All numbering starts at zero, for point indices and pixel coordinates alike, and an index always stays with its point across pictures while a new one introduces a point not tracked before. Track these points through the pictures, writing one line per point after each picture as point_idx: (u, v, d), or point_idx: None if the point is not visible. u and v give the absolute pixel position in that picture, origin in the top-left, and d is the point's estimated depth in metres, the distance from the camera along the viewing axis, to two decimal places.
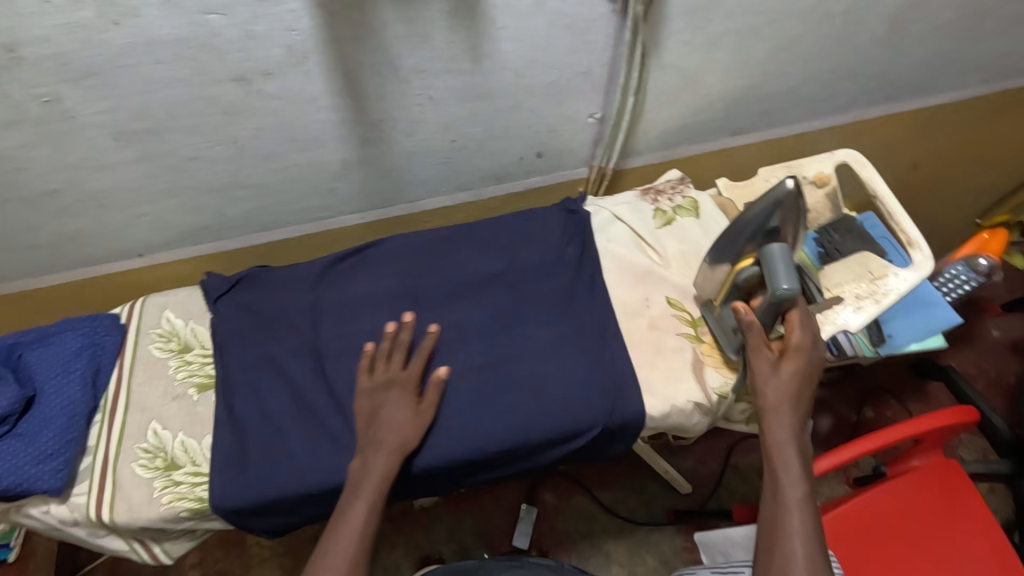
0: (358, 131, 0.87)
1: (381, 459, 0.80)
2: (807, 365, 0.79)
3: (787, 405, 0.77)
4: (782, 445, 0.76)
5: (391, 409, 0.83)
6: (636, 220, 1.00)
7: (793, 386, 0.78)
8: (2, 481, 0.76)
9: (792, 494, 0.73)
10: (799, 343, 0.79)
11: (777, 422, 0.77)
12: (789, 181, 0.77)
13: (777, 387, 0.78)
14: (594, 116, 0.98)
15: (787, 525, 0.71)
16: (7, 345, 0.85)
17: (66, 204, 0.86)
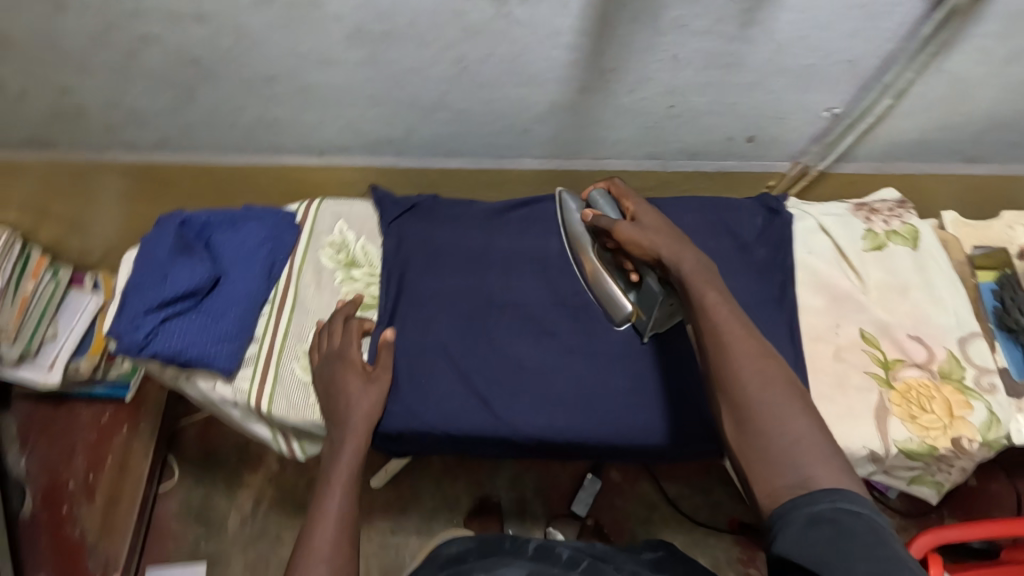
0: (583, 77, 0.81)
1: (349, 451, 0.74)
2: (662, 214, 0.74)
3: (674, 238, 0.69)
4: (689, 269, 0.65)
5: (348, 381, 0.79)
6: (845, 236, 0.90)
7: (669, 229, 0.71)
8: (184, 351, 0.79)
9: (726, 307, 0.61)
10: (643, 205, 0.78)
11: (678, 250, 0.67)
12: (558, 190, 0.91)
13: (650, 236, 0.69)
14: (831, 111, 0.87)
15: (733, 358, 0.58)
16: (201, 222, 0.88)
17: (277, 92, 0.85)
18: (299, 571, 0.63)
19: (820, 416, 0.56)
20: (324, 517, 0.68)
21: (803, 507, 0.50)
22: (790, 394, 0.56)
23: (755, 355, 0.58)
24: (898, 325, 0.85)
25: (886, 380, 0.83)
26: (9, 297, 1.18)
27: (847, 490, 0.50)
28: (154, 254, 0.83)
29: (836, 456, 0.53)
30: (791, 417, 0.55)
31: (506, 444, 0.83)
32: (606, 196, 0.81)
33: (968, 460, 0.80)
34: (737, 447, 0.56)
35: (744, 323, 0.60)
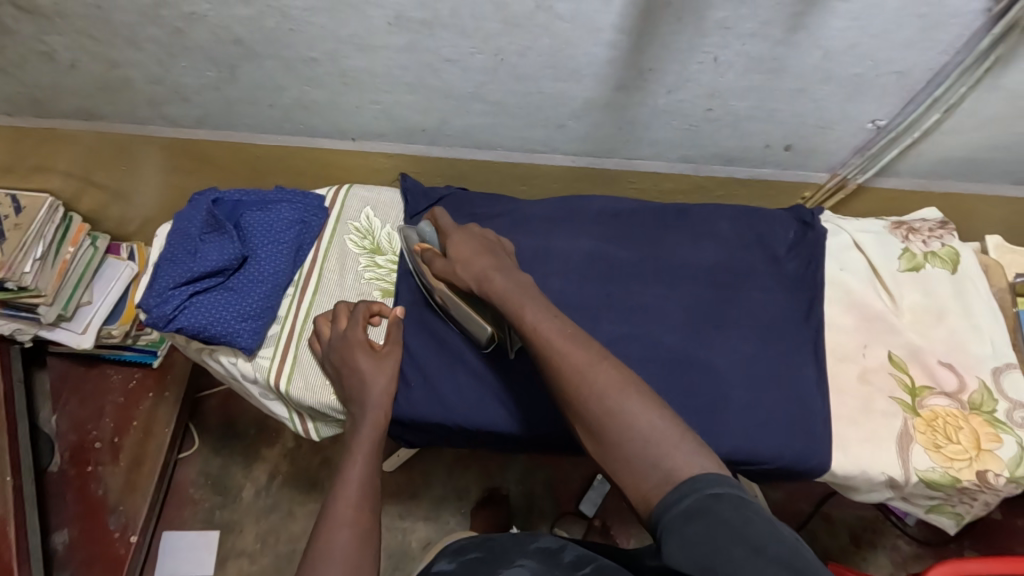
0: (622, 75, 0.79)
1: (369, 423, 0.76)
2: (487, 242, 0.81)
3: (497, 268, 0.75)
4: (513, 298, 0.71)
5: (360, 356, 0.79)
6: (879, 254, 0.87)
7: (495, 258, 0.77)
8: (207, 326, 0.81)
9: (552, 329, 0.66)
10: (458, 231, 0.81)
11: (499, 282, 0.73)
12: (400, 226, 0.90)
13: (476, 267, 0.76)
14: (876, 123, 0.84)
15: (572, 376, 0.62)
16: (233, 201, 0.89)
17: (315, 75, 0.86)
18: (324, 532, 0.65)
19: (665, 407, 0.60)
20: (345, 482, 0.70)
21: (673, 507, 0.52)
22: (632, 394, 0.60)
23: (595, 371, 0.62)
24: (930, 350, 0.82)
25: (911, 407, 0.80)
26: (49, 262, 1.21)
27: (702, 472, 0.53)
28: (187, 230, 0.85)
29: (688, 438, 0.57)
30: (639, 416, 0.59)
31: (520, 440, 0.84)
32: (430, 226, 0.87)
33: (992, 494, 0.77)
34: (603, 462, 0.60)
35: (574, 342, 0.64)
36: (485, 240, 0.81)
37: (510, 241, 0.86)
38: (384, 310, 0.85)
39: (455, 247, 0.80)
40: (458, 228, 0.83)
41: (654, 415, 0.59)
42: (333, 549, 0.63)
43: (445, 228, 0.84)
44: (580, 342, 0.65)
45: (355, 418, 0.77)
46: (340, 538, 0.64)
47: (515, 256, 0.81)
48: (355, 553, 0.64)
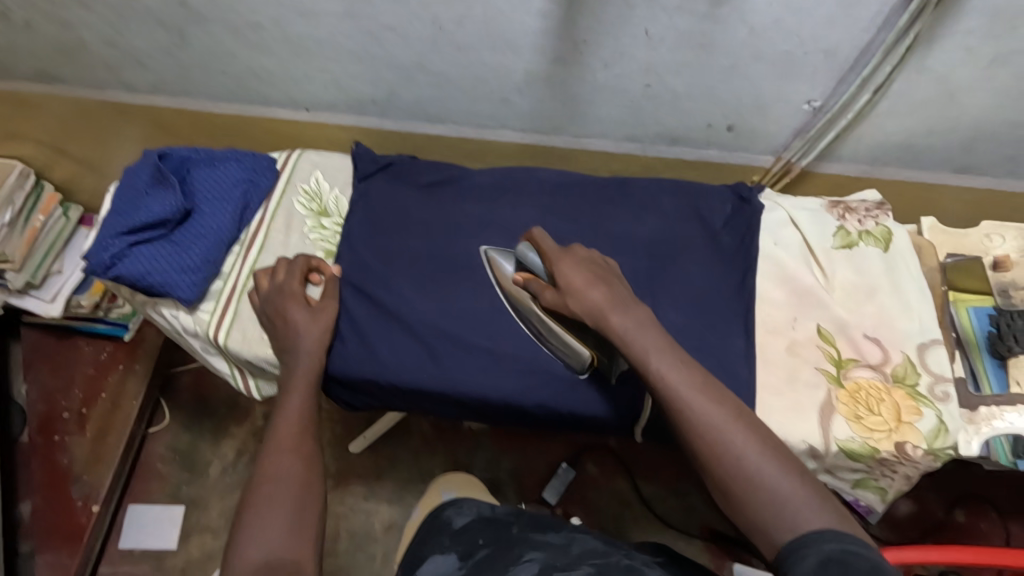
0: (557, 48, 0.81)
1: (303, 369, 0.78)
2: (596, 267, 0.72)
3: (613, 304, 0.67)
4: (638, 341, 0.63)
5: (293, 307, 0.80)
6: (813, 231, 0.89)
7: (611, 290, 0.69)
8: (148, 277, 0.83)
9: (682, 377, 0.60)
10: (565, 258, 0.73)
11: (618, 321, 0.65)
12: (482, 248, 0.88)
13: (589, 302, 0.68)
14: (812, 104, 0.86)
15: (703, 427, 0.57)
16: (181, 157, 0.91)
17: (264, 40, 0.88)
18: (268, 461, 0.67)
19: (789, 458, 0.57)
20: (286, 416, 0.72)
21: (812, 547, 0.50)
22: (758, 447, 0.57)
23: (731, 427, 0.57)
24: (856, 325, 0.84)
25: (837, 378, 0.81)
26: (18, 229, 1.23)
27: (830, 531, 0.51)
28: (133, 183, 0.87)
29: (826, 503, 0.54)
30: (769, 472, 0.55)
31: (452, 401, 0.85)
32: (530, 248, 0.80)
33: (912, 467, 0.78)
34: (730, 516, 0.57)
35: (708, 392, 0.59)
36: (590, 263, 0.73)
37: (613, 260, 0.77)
38: (323, 268, 0.87)
39: (564, 272, 0.71)
40: (561, 250, 0.75)
41: (790, 474, 0.55)
42: (277, 475, 0.65)
43: (548, 252, 0.76)
44: (710, 391, 0.60)
45: (287, 363, 0.78)
46: (282, 464, 0.66)
47: (625, 283, 0.73)
48: (298, 480, 0.66)
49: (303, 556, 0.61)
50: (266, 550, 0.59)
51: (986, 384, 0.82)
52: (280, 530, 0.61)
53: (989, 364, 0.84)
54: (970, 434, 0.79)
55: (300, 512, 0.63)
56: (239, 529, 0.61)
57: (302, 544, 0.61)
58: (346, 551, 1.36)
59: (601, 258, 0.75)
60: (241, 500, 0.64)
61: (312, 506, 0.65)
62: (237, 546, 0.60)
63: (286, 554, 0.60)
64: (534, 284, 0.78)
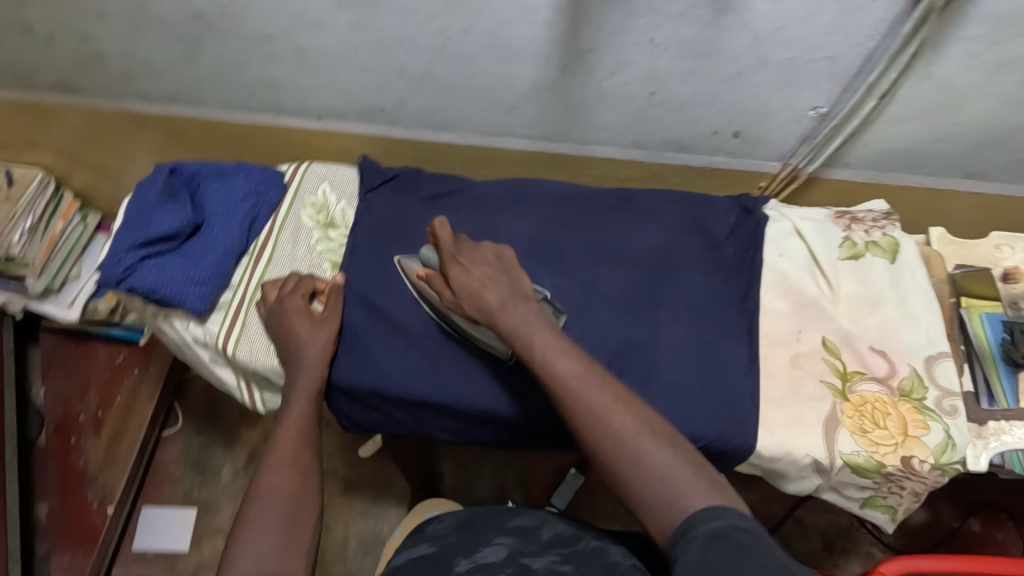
0: (563, 56, 0.83)
1: (306, 378, 0.79)
2: (490, 265, 0.76)
3: (505, 304, 0.71)
4: (526, 338, 0.68)
5: (298, 322, 0.82)
6: (819, 243, 0.88)
7: (504, 288, 0.73)
8: (159, 289, 0.84)
9: (567, 369, 0.64)
10: (460, 259, 0.76)
11: (509, 321, 0.69)
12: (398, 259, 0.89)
13: (482, 302, 0.72)
14: (817, 110, 0.86)
15: (589, 413, 0.61)
16: (191, 172, 0.94)
17: (276, 51, 0.90)
18: (266, 472, 0.69)
19: (676, 441, 0.60)
20: (286, 429, 0.74)
21: (700, 525, 0.53)
22: (641, 428, 0.60)
23: (613, 413, 0.61)
24: (861, 337, 0.83)
25: (842, 392, 0.80)
26: (38, 235, 1.25)
27: (712, 508, 0.54)
28: (146, 197, 0.89)
29: (704, 475, 0.58)
30: (650, 453, 0.59)
31: (453, 413, 0.85)
32: (431, 248, 0.83)
33: (918, 482, 0.78)
34: (626, 500, 0.60)
35: (589, 382, 0.63)
36: (485, 263, 0.76)
37: (511, 249, 0.79)
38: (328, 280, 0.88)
39: (457, 273, 0.75)
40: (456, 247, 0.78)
41: (673, 452, 0.59)
42: (273, 487, 0.67)
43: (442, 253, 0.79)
44: (593, 380, 0.63)
45: (291, 376, 0.80)
46: (278, 476, 0.68)
47: (523, 277, 0.76)
48: (292, 491, 0.68)
49: (292, 571, 0.62)
50: (254, 565, 0.61)
51: (1002, 398, 0.81)
52: (271, 544, 0.63)
53: (1005, 377, 0.82)
54: (978, 449, 0.78)
55: (293, 523, 0.65)
56: (232, 544, 0.63)
57: (293, 558, 0.63)
58: (355, 556, 1.37)
59: (501, 253, 0.77)
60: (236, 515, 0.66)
61: (307, 518, 0.67)
62: (228, 561, 0.62)
63: (274, 569, 0.61)
64: (433, 281, 0.79)
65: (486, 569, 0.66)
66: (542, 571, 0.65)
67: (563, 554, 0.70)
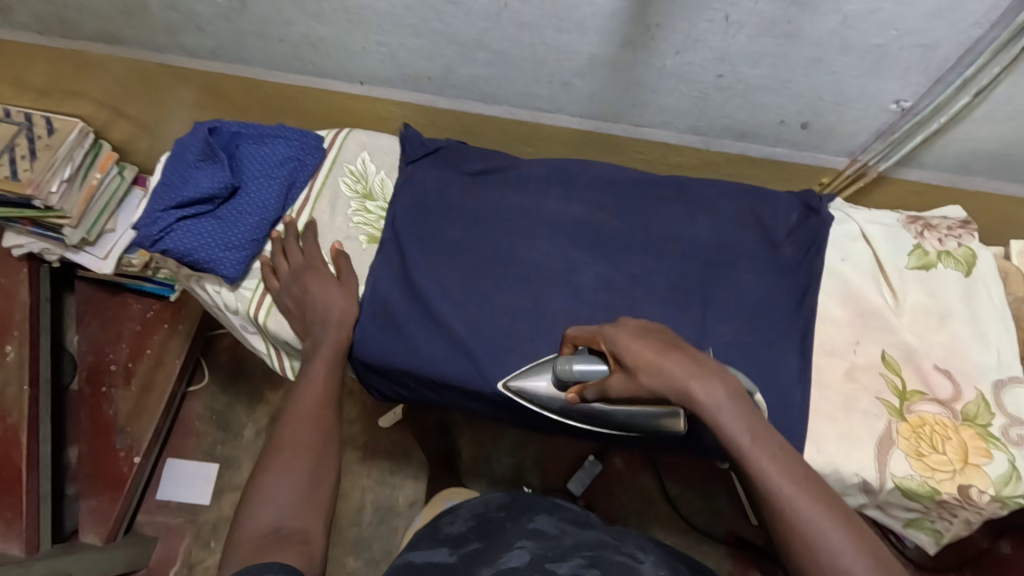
0: (628, 30, 0.77)
1: (328, 339, 0.79)
2: (661, 334, 0.61)
3: (697, 374, 0.55)
4: (729, 430, 0.53)
5: (315, 284, 0.82)
6: (887, 248, 0.82)
7: (693, 358, 0.57)
8: (193, 253, 0.82)
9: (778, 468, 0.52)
10: (628, 340, 0.61)
11: (702, 392, 0.54)
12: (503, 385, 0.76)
13: (669, 378, 0.55)
14: (901, 104, 0.79)
15: (795, 515, 0.50)
16: (230, 132, 0.91)
17: (322, 9, 0.86)
18: (288, 424, 0.68)
19: (899, 568, 0.49)
20: (310, 385, 0.73)
21: None
22: (842, 531, 0.50)
23: (805, 508, 0.50)
24: (925, 354, 0.77)
25: (899, 410, 0.75)
26: (76, 184, 1.24)
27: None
28: (183, 155, 0.87)
29: None
30: (856, 564, 0.48)
31: (482, 397, 0.83)
32: (573, 358, 0.67)
33: (974, 513, 0.73)
34: None
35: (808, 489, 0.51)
36: (650, 329, 0.62)
37: (668, 319, 0.66)
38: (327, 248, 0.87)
39: (628, 346, 0.60)
40: (611, 325, 0.66)
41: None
42: (295, 439, 0.66)
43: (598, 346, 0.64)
44: (793, 472, 0.52)
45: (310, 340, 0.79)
46: (300, 428, 0.67)
47: (694, 344, 0.62)
48: (316, 443, 0.66)
49: (311, 525, 0.59)
50: (276, 517, 0.58)
51: None
52: (290, 498, 0.60)
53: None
54: None
55: (315, 476, 0.63)
56: (250, 493, 0.60)
57: (312, 512, 0.60)
58: (370, 524, 1.38)
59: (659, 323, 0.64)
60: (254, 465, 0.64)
61: (327, 473, 0.65)
62: (247, 511, 0.59)
63: (294, 522, 0.58)
64: (591, 400, 0.65)
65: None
66: None
67: (588, 559, 0.65)
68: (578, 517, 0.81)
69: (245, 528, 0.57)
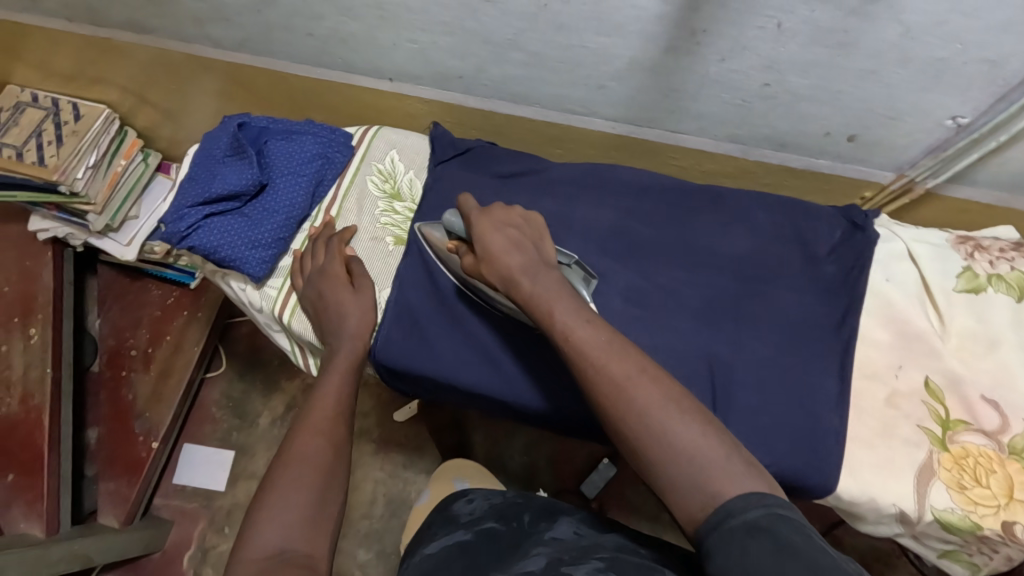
0: (671, 35, 0.73)
1: (343, 349, 0.77)
2: (515, 230, 0.69)
3: (525, 270, 0.65)
4: (543, 303, 0.61)
5: (338, 291, 0.80)
6: (935, 269, 0.79)
7: (527, 255, 0.67)
8: (218, 249, 0.81)
9: (587, 339, 0.56)
10: (484, 221, 0.70)
11: (528, 286, 0.63)
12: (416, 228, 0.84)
13: (503, 266, 0.65)
14: (957, 120, 0.76)
15: (609, 379, 0.53)
16: (259, 127, 0.89)
17: (355, 5, 0.84)
18: (295, 439, 0.65)
19: (718, 428, 0.51)
20: (321, 398, 0.71)
21: (737, 515, 0.45)
22: (671, 398, 0.52)
23: (641, 384, 0.52)
24: (971, 383, 0.74)
25: (941, 440, 0.72)
26: (101, 171, 1.23)
27: (747, 494, 0.46)
28: (211, 151, 0.86)
29: (739, 463, 0.49)
30: (681, 428, 0.50)
31: (507, 407, 0.81)
32: (454, 214, 0.76)
33: (1016, 549, 0.70)
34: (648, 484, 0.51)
35: (615, 354, 0.55)
36: (510, 226, 0.70)
37: (540, 215, 0.73)
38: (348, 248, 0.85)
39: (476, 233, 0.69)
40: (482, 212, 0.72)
41: (709, 437, 0.50)
42: (303, 456, 0.63)
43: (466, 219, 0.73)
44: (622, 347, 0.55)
45: (331, 345, 0.78)
46: (309, 444, 0.65)
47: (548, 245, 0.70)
48: (324, 462, 0.64)
49: (316, 550, 0.57)
50: (278, 539, 0.56)
51: None
52: (295, 520, 0.58)
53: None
54: None
55: (320, 498, 0.61)
56: (254, 512, 0.58)
57: (318, 536, 0.58)
58: (383, 518, 1.38)
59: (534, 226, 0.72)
60: (260, 481, 0.61)
61: (333, 496, 0.63)
62: (250, 530, 0.57)
63: (299, 546, 0.56)
64: (461, 251, 0.75)
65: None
66: None
67: (606, 561, 0.63)
68: (599, 518, 0.79)
69: (248, 550, 0.55)
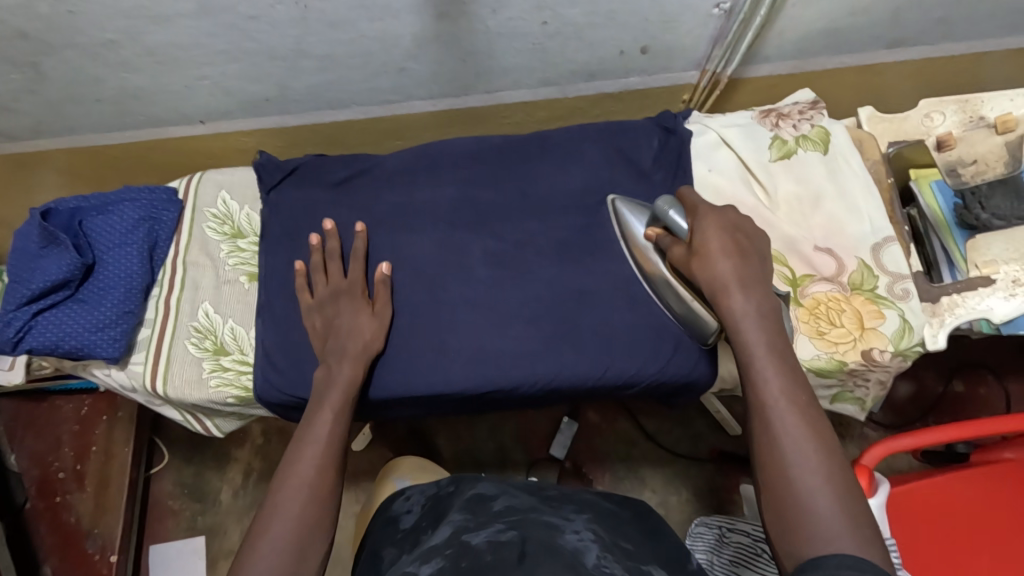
0: (435, 2, 0.74)
1: (344, 364, 0.73)
2: (740, 239, 0.67)
3: (740, 282, 0.63)
4: (747, 329, 0.61)
5: (357, 317, 0.77)
6: (747, 148, 0.84)
7: (744, 264, 0.65)
8: (65, 343, 0.78)
9: (779, 383, 0.57)
10: (706, 222, 0.68)
11: (733, 300, 0.62)
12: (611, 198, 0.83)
13: (713, 269, 0.64)
14: (722, 7, 0.80)
15: (772, 410, 0.56)
16: (69, 209, 0.85)
17: (126, 58, 0.80)
18: (279, 490, 0.62)
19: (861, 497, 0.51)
20: (310, 440, 0.66)
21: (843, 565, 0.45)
22: (824, 467, 0.52)
23: (789, 434, 0.54)
24: (805, 239, 0.80)
25: (794, 298, 0.78)
26: None
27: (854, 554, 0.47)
28: (24, 248, 0.81)
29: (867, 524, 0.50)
30: (813, 480, 0.52)
31: (415, 403, 0.81)
32: (674, 203, 0.72)
33: (883, 372, 0.76)
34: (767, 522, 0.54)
35: (799, 403, 0.56)
36: (738, 232, 0.67)
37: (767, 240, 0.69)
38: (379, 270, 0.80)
39: (696, 235, 0.68)
40: (710, 212, 0.69)
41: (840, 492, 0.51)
42: (286, 510, 0.60)
43: (694, 214, 0.70)
44: (787, 367, 0.58)
45: (329, 366, 0.74)
46: (293, 493, 0.62)
47: (764, 240, 0.68)
48: (305, 510, 0.61)
49: None
50: None
51: (960, 261, 0.83)
52: None
53: (961, 241, 0.84)
54: (935, 327, 0.77)
55: (302, 547, 0.59)
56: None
57: None
58: None
59: (761, 241, 0.68)
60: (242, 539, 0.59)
61: (316, 547, 0.60)
62: None
63: None
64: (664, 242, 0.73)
65: (425, 556, 0.61)
66: (481, 545, 0.59)
67: (508, 523, 0.64)
68: (526, 483, 0.78)
69: None
